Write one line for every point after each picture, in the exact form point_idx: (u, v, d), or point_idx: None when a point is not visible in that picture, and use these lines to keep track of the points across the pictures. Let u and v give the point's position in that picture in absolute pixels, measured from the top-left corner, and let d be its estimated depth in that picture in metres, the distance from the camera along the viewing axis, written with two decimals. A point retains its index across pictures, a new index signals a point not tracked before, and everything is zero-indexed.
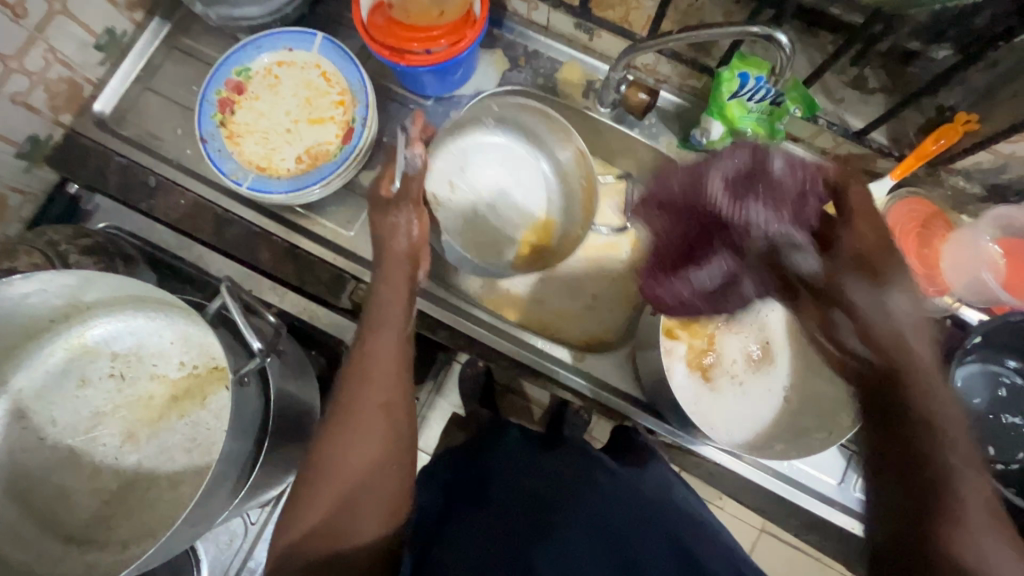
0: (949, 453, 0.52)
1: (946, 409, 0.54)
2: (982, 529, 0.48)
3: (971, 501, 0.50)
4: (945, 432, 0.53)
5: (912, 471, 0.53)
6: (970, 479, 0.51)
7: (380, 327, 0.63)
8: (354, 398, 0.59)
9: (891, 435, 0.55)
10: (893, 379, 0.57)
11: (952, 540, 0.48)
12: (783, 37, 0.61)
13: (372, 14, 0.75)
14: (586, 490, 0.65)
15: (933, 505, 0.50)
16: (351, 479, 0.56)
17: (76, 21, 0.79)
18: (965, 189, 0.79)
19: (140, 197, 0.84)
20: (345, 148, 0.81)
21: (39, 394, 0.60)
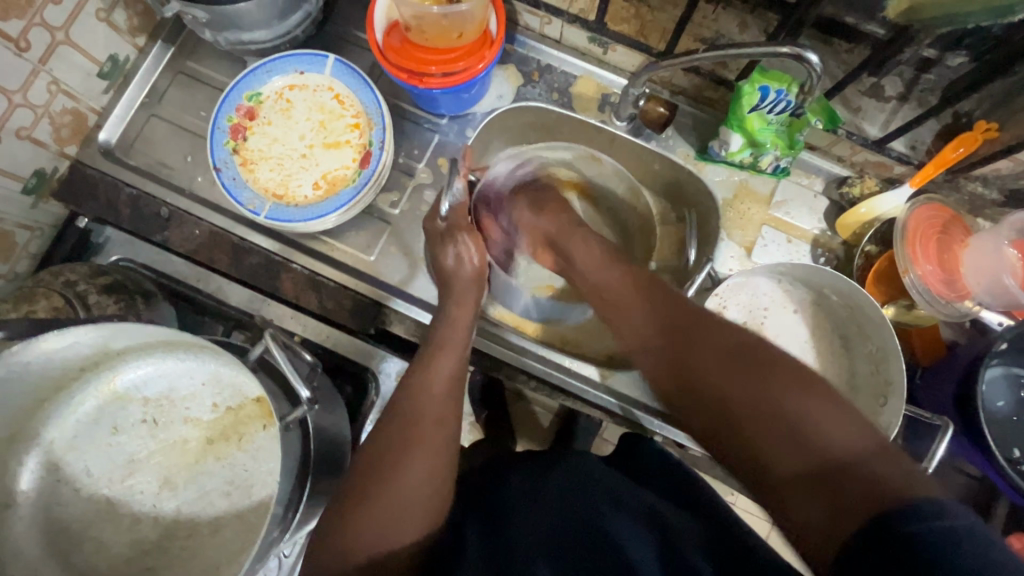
0: (754, 394, 0.51)
1: (716, 354, 0.56)
2: (841, 428, 0.47)
3: (810, 414, 0.48)
4: (710, 381, 0.55)
5: (724, 424, 0.53)
6: (768, 398, 0.50)
7: (442, 353, 0.68)
8: (410, 412, 0.63)
9: (695, 400, 0.56)
10: (668, 356, 0.59)
11: (794, 453, 0.47)
12: (814, 56, 0.62)
13: (388, 36, 0.76)
14: (604, 500, 0.58)
15: (768, 433, 0.49)
16: (402, 483, 0.58)
17: (79, 51, 0.76)
18: (983, 195, 0.80)
19: (153, 228, 0.82)
20: (363, 173, 0.80)
21: (71, 444, 0.59)
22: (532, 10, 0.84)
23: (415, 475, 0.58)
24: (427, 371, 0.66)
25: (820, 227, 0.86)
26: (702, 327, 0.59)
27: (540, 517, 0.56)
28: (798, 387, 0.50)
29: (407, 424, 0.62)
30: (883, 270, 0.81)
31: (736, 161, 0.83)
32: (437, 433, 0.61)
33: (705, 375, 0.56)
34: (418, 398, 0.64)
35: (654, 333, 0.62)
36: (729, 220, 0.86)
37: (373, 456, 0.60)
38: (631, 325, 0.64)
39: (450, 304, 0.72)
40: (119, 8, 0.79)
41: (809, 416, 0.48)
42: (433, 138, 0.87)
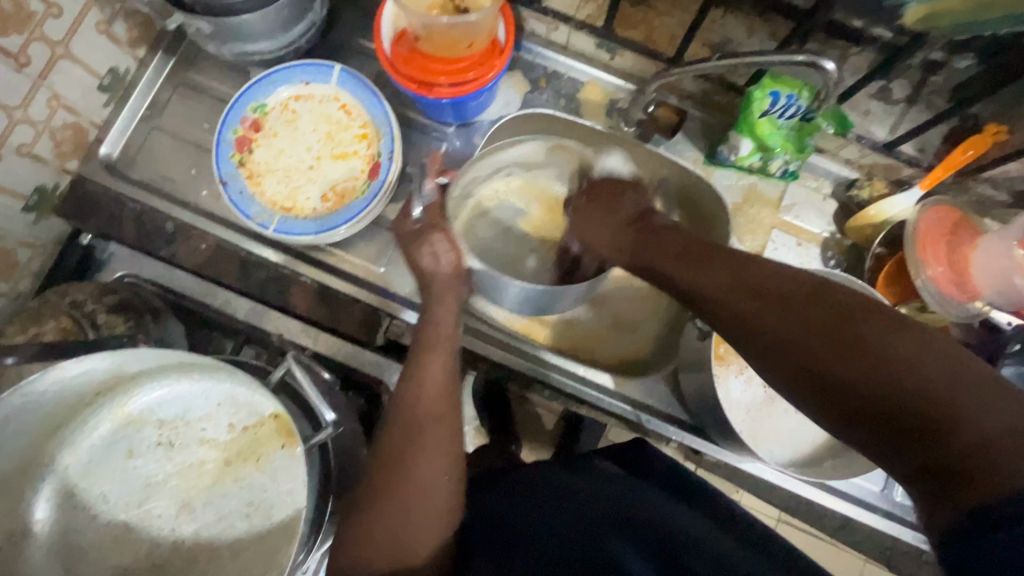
0: (867, 347, 0.43)
1: (800, 308, 0.48)
2: (964, 392, 0.39)
3: (930, 362, 0.41)
4: (794, 341, 0.47)
5: (811, 385, 0.45)
6: (888, 345, 0.43)
7: (428, 354, 0.61)
8: (407, 402, 0.57)
9: (777, 357, 0.48)
10: (741, 310, 0.51)
11: (932, 416, 0.40)
12: (830, 64, 0.62)
13: (396, 45, 0.75)
14: (603, 503, 0.58)
15: (871, 397, 0.42)
16: (415, 484, 0.52)
17: (79, 64, 0.75)
18: (991, 196, 0.81)
19: (158, 243, 0.81)
20: (372, 184, 0.79)
21: (86, 469, 0.58)
22: (539, 17, 0.83)
23: (419, 478, 0.53)
24: (417, 375, 0.59)
25: (829, 229, 0.87)
26: (781, 276, 0.51)
27: (539, 522, 0.56)
28: (908, 342, 0.42)
29: (403, 426, 0.55)
30: (893, 273, 0.82)
31: (745, 166, 0.83)
32: (436, 433, 0.55)
33: (789, 332, 0.47)
34: (409, 401, 0.56)
35: (724, 288, 0.53)
36: (739, 224, 0.86)
37: (379, 461, 0.54)
38: (698, 284, 0.56)
39: (432, 303, 0.66)
40: (119, 19, 0.77)
41: (921, 377, 0.41)
42: (441, 147, 0.86)
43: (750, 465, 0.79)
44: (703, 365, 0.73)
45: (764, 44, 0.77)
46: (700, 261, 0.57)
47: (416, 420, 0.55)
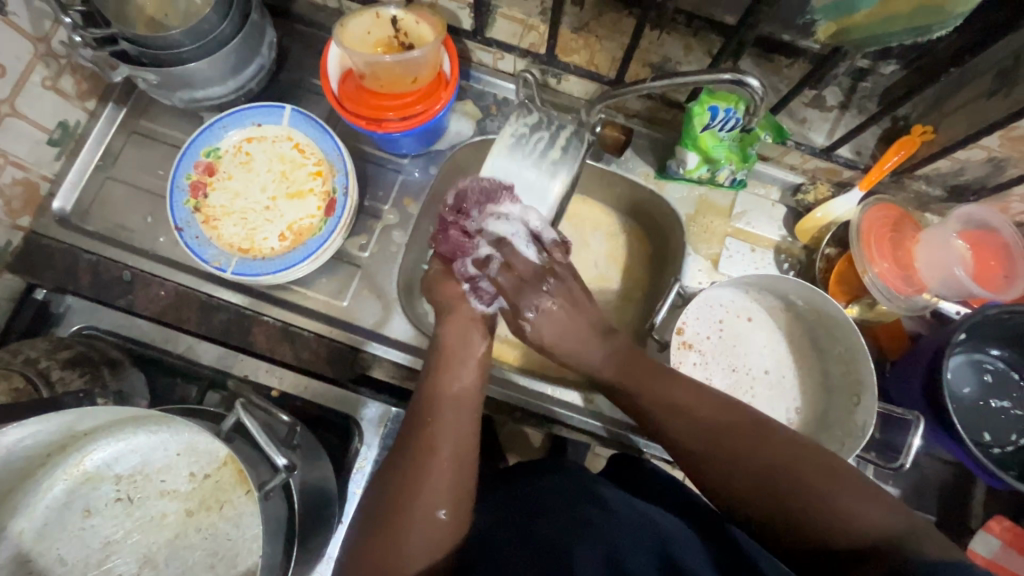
0: (782, 489, 0.55)
1: (760, 458, 0.57)
2: (864, 505, 0.53)
3: (835, 493, 0.53)
4: (765, 491, 0.56)
5: (777, 529, 0.55)
6: (799, 480, 0.55)
7: (451, 372, 0.67)
8: (430, 415, 0.63)
9: (739, 496, 0.57)
10: (715, 446, 0.59)
11: (841, 538, 0.52)
12: (754, 81, 0.66)
13: (343, 84, 0.77)
14: (599, 513, 0.58)
15: (818, 530, 0.53)
16: (426, 484, 0.58)
17: (27, 121, 0.75)
18: (928, 192, 0.84)
19: (116, 293, 0.81)
20: (329, 220, 0.80)
21: (41, 532, 0.56)
22: (483, 47, 0.85)
23: (427, 515, 0.57)
24: (439, 393, 0.66)
25: (782, 234, 0.89)
26: (711, 405, 0.62)
27: (536, 525, 0.58)
28: (824, 479, 0.54)
29: (418, 459, 0.60)
30: (844, 272, 0.84)
31: (694, 178, 0.85)
32: (447, 468, 0.59)
33: (750, 475, 0.57)
34: (431, 404, 0.64)
35: (710, 420, 0.61)
36: (694, 234, 0.88)
37: (396, 483, 0.59)
38: (671, 423, 0.63)
39: (443, 320, 0.73)
40: (66, 74, 0.78)
41: (834, 501, 0.53)
42: (397, 178, 0.87)
43: None
44: None
45: (702, 61, 0.80)
46: (671, 400, 0.64)
47: (434, 439, 0.61)
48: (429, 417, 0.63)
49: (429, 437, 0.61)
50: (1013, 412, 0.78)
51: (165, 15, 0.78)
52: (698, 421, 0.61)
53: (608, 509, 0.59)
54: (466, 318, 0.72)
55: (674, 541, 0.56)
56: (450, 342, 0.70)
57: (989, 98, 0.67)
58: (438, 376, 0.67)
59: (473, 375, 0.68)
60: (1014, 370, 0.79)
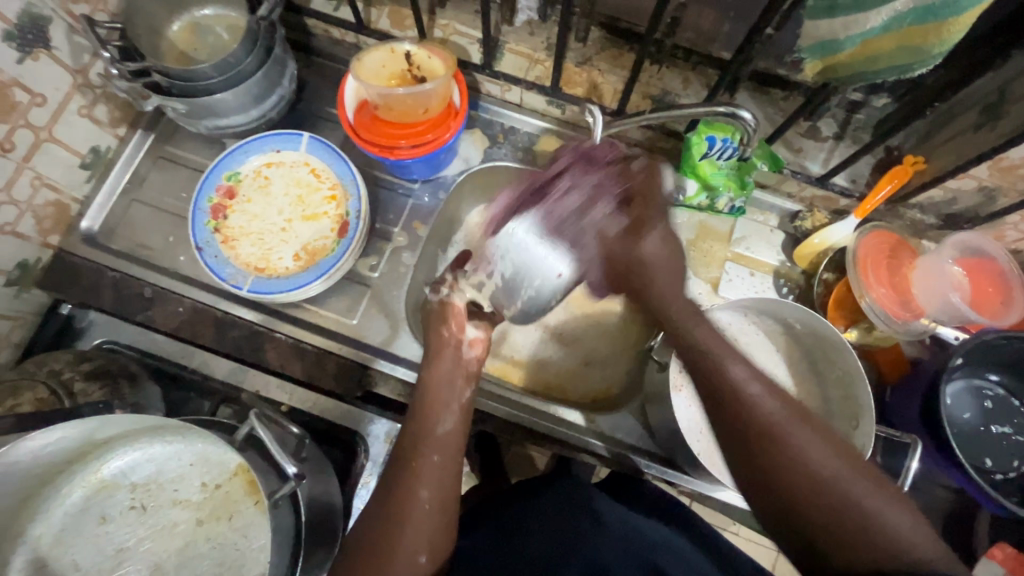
0: (832, 485, 0.51)
1: (816, 449, 0.53)
2: (909, 527, 0.49)
3: (882, 501, 0.50)
4: (811, 485, 0.52)
5: (807, 521, 0.52)
6: (854, 479, 0.52)
7: (440, 412, 0.65)
8: (412, 458, 0.62)
9: (771, 482, 0.54)
10: (759, 441, 0.55)
11: (869, 553, 0.49)
12: (746, 113, 0.69)
13: (358, 114, 0.81)
14: (591, 527, 0.65)
15: (858, 545, 0.49)
16: (405, 527, 0.57)
17: (62, 146, 0.80)
18: (922, 220, 0.86)
19: (136, 309, 0.84)
20: (342, 241, 0.83)
21: (58, 538, 0.58)
22: (491, 79, 0.90)
23: (408, 559, 0.56)
24: (425, 433, 0.63)
25: (780, 259, 0.91)
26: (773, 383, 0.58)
27: (525, 544, 0.64)
28: (875, 488, 0.51)
29: (400, 504, 0.59)
30: (842, 297, 0.85)
31: (694, 205, 0.88)
32: (431, 515, 0.59)
33: (801, 466, 0.52)
34: (415, 444, 0.63)
35: (767, 413, 0.55)
36: (694, 258, 0.91)
37: (378, 525, 0.58)
38: (724, 409, 0.57)
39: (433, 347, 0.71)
40: (100, 103, 0.83)
41: (880, 515, 0.50)
42: (407, 203, 0.91)
43: (721, 493, 0.79)
44: (665, 396, 0.75)
45: (700, 93, 0.84)
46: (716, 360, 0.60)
47: (414, 485, 0.60)
48: (413, 460, 0.61)
49: (410, 482, 0.60)
50: (1013, 439, 0.78)
51: (195, 49, 0.84)
52: (749, 415, 0.56)
53: (602, 522, 0.66)
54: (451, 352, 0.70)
55: (663, 556, 0.63)
56: (437, 383, 0.68)
57: (975, 131, 0.69)
58: (422, 417, 0.65)
59: (462, 413, 0.67)
60: (1014, 397, 0.79)
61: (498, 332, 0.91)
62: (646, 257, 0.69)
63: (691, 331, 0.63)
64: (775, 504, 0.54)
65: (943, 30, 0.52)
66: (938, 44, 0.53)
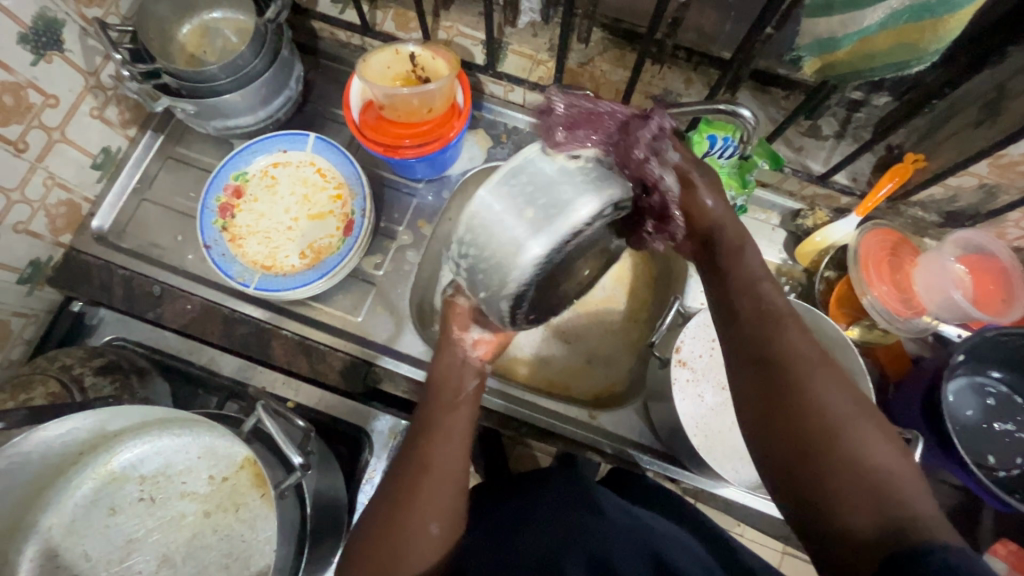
0: (841, 422, 0.46)
1: (832, 388, 0.47)
2: (912, 487, 0.43)
3: (883, 449, 0.45)
4: (816, 417, 0.46)
5: (797, 452, 0.46)
6: (865, 421, 0.46)
7: (454, 394, 0.64)
8: (423, 437, 0.60)
9: (769, 410, 0.48)
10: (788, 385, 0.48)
11: (861, 501, 0.43)
12: (746, 111, 0.70)
13: (364, 114, 0.83)
14: (593, 521, 0.66)
15: (861, 504, 0.43)
16: (416, 502, 0.56)
17: (74, 147, 0.82)
18: (924, 218, 0.87)
19: (146, 307, 0.86)
20: (347, 239, 0.85)
21: (69, 528, 0.59)
22: (495, 80, 0.91)
23: (420, 531, 0.55)
24: (438, 413, 0.62)
25: (782, 257, 0.92)
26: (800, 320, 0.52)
27: (528, 534, 0.66)
28: (882, 436, 0.46)
29: (412, 479, 0.57)
30: (845, 293, 0.86)
31: None
32: (445, 488, 0.57)
33: (816, 397, 0.47)
34: (426, 424, 0.61)
35: (794, 347, 0.50)
36: None
37: (391, 499, 0.57)
38: (763, 344, 0.51)
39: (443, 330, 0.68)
40: (111, 104, 0.85)
41: (880, 461, 0.44)
42: (411, 202, 0.92)
43: (723, 489, 0.80)
44: (666, 392, 0.76)
45: (701, 93, 0.85)
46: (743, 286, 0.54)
47: (425, 462, 0.58)
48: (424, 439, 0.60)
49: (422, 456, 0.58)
50: (1017, 436, 0.78)
51: (204, 51, 0.85)
52: (787, 355, 0.49)
53: (604, 516, 0.67)
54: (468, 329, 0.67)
55: (664, 544, 0.65)
56: (446, 366, 0.66)
57: (975, 128, 0.70)
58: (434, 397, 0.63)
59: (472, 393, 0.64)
60: (1016, 394, 0.79)
61: None
62: (724, 221, 0.58)
63: (744, 265, 0.55)
64: (767, 436, 0.48)
65: (938, 27, 0.53)
66: (935, 40, 0.54)
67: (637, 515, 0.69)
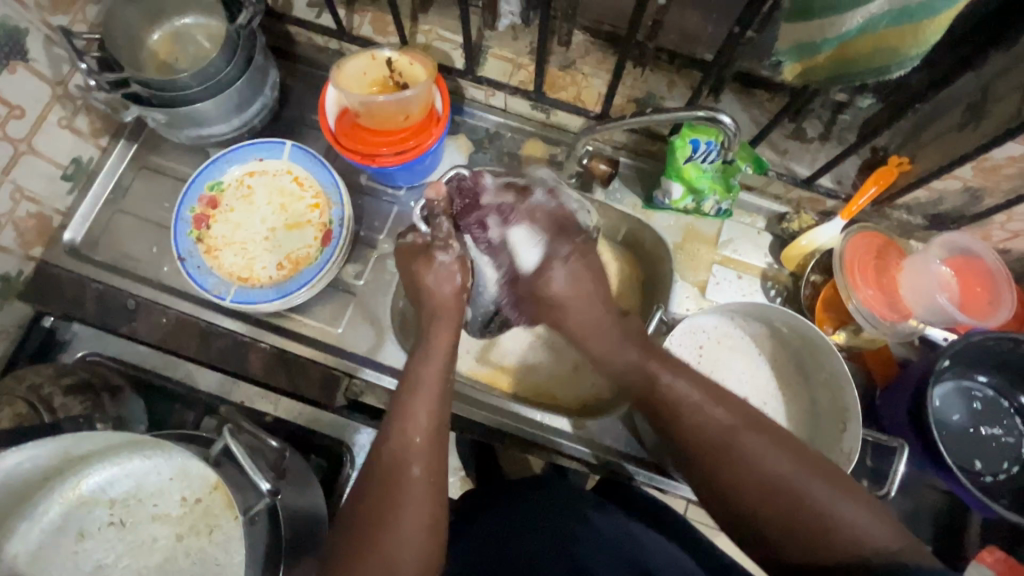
0: (774, 484, 0.52)
1: (758, 455, 0.53)
2: (856, 513, 0.50)
3: (822, 491, 0.51)
4: (753, 488, 0.52)
5: (751, 521, 0.53)
6: (794, 471, 0.52)
7: (418, 392, 0.60)
8: (397, 437, 0.57)
9: (716, 493, 0.55)
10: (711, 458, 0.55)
11: (813, 547, 0.50)
12: (726, 118, 0.69)
13: (340, 122, 0.80)
14: (577, 529, 0.66)
15: (810, 541, 0.50)
16: (404, 502, 0.54)
17: (43, 158, 0.80)
18: (910, 220, 0.86)
19: (120, 321, 0.84)
20: (325, 249, 0.83)
21: (35, 555, 0.58)
22: (475, 85, 0.89)
23: (409, 532, 0.52)
24: (403, 417, 0.58)
25: (768, 261, 0.91)
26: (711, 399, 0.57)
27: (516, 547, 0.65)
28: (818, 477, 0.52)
29: (391, 477, 0.55)
30: (830, 298, 0.85)
31: (681, 208, 0.88)
32: (423, 486, 0.55)
33: (746, 471, 0.53)
34: (399, 426, 0.57)
35: (714, 432, 0.55)
36: (682, 261, 0.90)
37: (368, 497, 0.55)
38: (679, 423, 0.57)
39: (426, 341, 0.64)
40: (81, 114, 0.83)
41: (820, 505, 0.50)
42: (392, 209, 0.90)
43: None
44: None
45: (684, 96, 0.83)
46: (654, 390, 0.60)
47: (406, 464, 0.55)
48: (401, 431, 0.57)
49: (398, 457, 0.56)
50: (1004, 440, 0.77)
51: (176, 58, 0.83)
52: (703, 429, 0.56)
53: (590, 524, 0.67)
54: (453, 324, 0.65)
55: (651, 556, 0.64)
56: (434, 346, 0.63)
57: (960, 131, 0.69)
58: (404, 393, 0.60)
59: (445, 387, 0.61)
60: (1003, 397, 0.79)
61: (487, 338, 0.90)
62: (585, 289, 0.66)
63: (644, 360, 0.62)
64: (724, 512, 0.55)
65: (919, 31, 0.52)
66: (916, 45, 0.53)
67: (621, 526, 0.67)
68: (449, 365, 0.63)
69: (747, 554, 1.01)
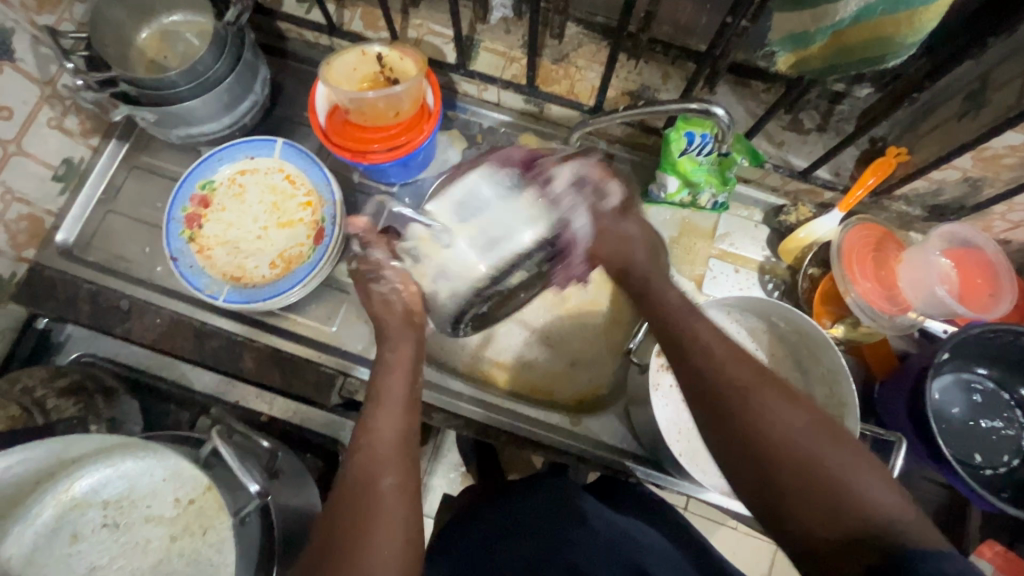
0: (797, 441, 0.48)
1: (781, 409, 0.50)
2: (877, 489, 0.46)
3: (844, 456, 0.47)
4: (776, 440, 0.49)
5: (761, 479, 0.49)
6: (817, 431, 0.49)
7: (381, 408, 0.60)
8: (363, 451, 0.56)
9: (729, 439, 0.51)
10: (728, 410, 0.51)
11: (829, 517, 0.45)
12: (719, 110, 0.68)
13: (331, 119, 0.80)
14: (572, 533, 0.64)
15: (826, 506, 0.46)
16: (378, 511, 0.52)
17: (33, 159, 0.79)
18: (909, 212, 0.85)
19: (113, 322, 0.83)
20: (318, 248, 0.82)
21: (29, 558, 0.58)
22: (468, 79, 0.88)
23: (384, 542, 0.50)
24: (367, 432, 0.57)
25: (765, 254, 0.89)
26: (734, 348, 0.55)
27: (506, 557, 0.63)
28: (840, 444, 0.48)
29: (360, 490, 0.53)
30: (828, 291, 0.84)
31: (676, 202, 0.87)
32: (392, 496, 0.53)
33: (765, 422, 0.50)
34: (365, 441, 0.57)
35: (732, 376, 0.52)
36: (678, 256, 0.89)
37: (338, 511, 0.53)
38: (692, 365, 0.55)
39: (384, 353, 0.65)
40: (70, 114, 0.82)
41: (838, 470, 0.47)
42: (385, 206, 0.89)
43: (708, 494, 0.78)
44: (646, 398, 0.74)
45: (679, 88, 0.82)
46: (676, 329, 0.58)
47: (377, 474, 0.54)
48: (368, 444, 0.56)
49: (367, 468, 0.54)
50: (1004, 433, 0.77)
51: (165, 56, 0.82)
52: (717, 377, 0.53)
53: (588, 524, 0.65)
54: (409, 336, 0.66)
55: (649, 557, 0.62)
56: (393, 365, 0.64)
57: (958, 120, 0.68)
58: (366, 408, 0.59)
59: (409, 400, 0.61)
60: (1003, 390, 0.78)
61: (482, 335, 0.89)
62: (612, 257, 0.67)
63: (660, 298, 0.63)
64: (731, 464, 0.51)
65: (914, 19, 0.50)
66: (910, 33, 0.52)
67: (617, 526, 0.66)
68: (410, 380, 0.63)
69: (748, 548, 1.01)
